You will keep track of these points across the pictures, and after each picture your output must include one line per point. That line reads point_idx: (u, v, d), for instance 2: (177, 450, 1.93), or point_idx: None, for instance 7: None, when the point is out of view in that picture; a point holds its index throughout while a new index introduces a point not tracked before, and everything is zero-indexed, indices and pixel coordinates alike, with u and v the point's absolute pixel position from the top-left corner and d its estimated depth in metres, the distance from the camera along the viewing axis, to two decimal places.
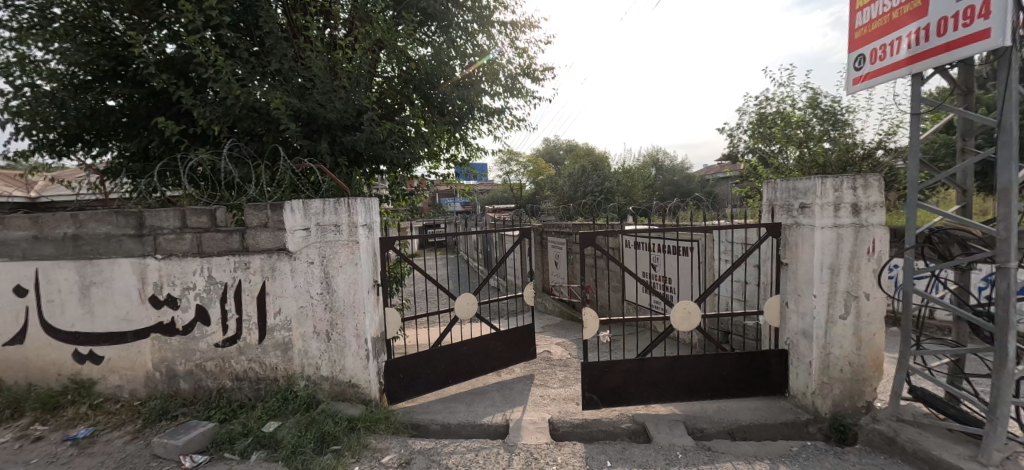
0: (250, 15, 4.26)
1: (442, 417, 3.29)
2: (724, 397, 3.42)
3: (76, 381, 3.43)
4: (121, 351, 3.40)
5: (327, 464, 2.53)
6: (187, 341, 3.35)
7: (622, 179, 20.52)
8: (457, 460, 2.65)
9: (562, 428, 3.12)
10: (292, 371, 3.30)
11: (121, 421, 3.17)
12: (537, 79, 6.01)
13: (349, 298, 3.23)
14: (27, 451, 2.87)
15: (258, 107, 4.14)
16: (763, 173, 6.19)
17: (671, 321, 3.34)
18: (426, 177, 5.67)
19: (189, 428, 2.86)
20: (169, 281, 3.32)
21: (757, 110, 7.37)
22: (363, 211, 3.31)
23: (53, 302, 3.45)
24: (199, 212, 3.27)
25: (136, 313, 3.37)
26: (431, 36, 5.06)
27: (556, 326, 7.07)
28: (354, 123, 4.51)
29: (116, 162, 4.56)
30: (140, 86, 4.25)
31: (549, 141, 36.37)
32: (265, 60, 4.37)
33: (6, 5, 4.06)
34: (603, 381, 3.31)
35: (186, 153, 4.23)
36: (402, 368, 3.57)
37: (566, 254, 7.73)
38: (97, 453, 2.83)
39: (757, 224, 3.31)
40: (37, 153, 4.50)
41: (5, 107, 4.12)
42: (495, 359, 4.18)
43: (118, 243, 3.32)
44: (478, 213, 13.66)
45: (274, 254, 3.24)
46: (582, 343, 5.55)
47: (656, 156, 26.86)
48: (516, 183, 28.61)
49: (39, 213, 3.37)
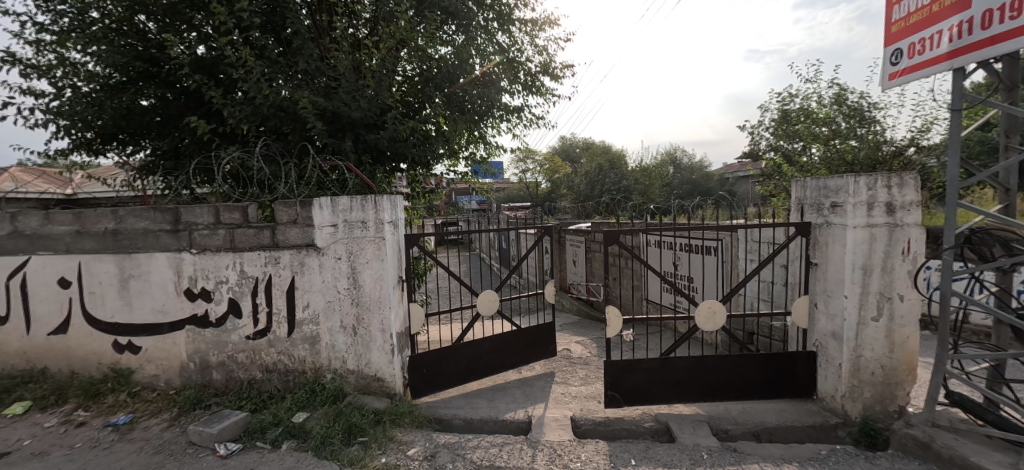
0: (278, 17, 4.37)
1: (465, 412, 3.33)
2: (750, 398, 3.37)
3: (115, 370, 3.58)
4: (157, 342, 3.54)
5: (355, 455, 2.59)
6: (219, 333, 3.46)
7: (639, 177, 20.36)
8: (482, 455, 2.68)
9: (584, 426, 3.13)
10: (319, 364, 3.38)
11: (157, 409, 3.30)
12: (557, 77, 6.02)
13: (374, 294, 3.29)
14: (72, 435, 3.02)
15: (285, 107, 4.24)
16: (788, 171, 6.03)
17: (695, 321, 3.30)
18: (445, 175, 5.73)
19: (223, 417, 2.95)
20: (203, 275, 3.44)
21: (781, 107, 7.23)
22: (389, 208, 3.37)
23: (94, 294, 3.60)
24: (231, 208, 3.37)
25: (172, 305, 3.50)
26: (452, 35, 5.11)
27: (575, 324, 7.07)
28: (377, 122, 4.59)
29: (149, 160, 4.74)
30: (172, 87, 4.40)
31: (566, 139, 36.19)
32: (292, 61, 4.48)
33: (48, 10, 4.25)
34: (625, 379, 3.29)
35: (216, 151, 4.37)
36: (425, 363, 3.61)
37: (585, 253, 7.71)
38: (136, 439, 2.95)
39: (785, 223, 3.25)
40: (76, 152, 4.72)
41: (47, 108, 4.33)
42: (515, 356, 4.20)
43: (155, 238, 3.45)
44: (494, 210, 13.70)
45: (303, 250, 3.32)
46: (602, 342, 5.54)
47: (674, 154, 26.40)
48: (532, 181, 28.55)
49: (82, 209, 3.53)
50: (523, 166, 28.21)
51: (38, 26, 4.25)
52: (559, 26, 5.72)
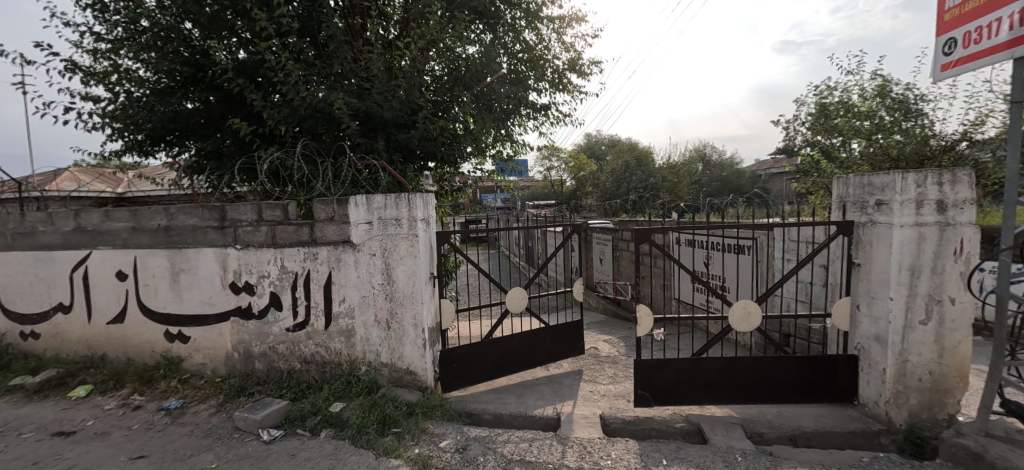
0: (314, 20, 4.51)
1: (494, 407, 3.37)
2: (786, 402, 3.27)
3: (167, 358, 3.81)
4: (205, 332, 3.74)
5: (390, 445, 2.68)
6: (261, 325, 3.63)
7: (667, 174, 19.99)
8: (512, 449, 2.72)
9: (614, 424, 3.12)
10: (354, 357, 3.50)
11: (205, 395, 3.50)
12: (584, 74, 6.00)
13: (407, 289, 3.37)
14: (130, 417, 3.24)
15: (321, 109, 4.38)
16: (827, 167, 5.80)
17: (729, 321, 3.22)
18: (472, 173, 5.79)
19: (266, 405, 3.10)
20: (247, 269, 3.61)
21: (819, 101, 6.96)
22: (422, 206, 3.44)
23: (148, 286, 3.84)
24: (272, 206, 3.52)
25: (218, 297, 3.69)
26: (479, 34, 5.18)
27: (602, 323, 7.02)
28: (408, 121, 4.69)
29: (194, 160, 4.99)
30: (216, 90, 4.62)
31: (591, 136, 35.80)
32: (327, 63, 4.61)
33: (104, 20, 4.55)
34: (655, 379, 3.26)
35: (256, 151, 4.56)
36: (455, 358, 3.68)
37: (612, 251, 7.63)
38: (187, 422, 3.14)
39: (826, 222, 3.14)
40: (129, 153, 5.03)
41: (103, 112, 4.63)
42: (544, 354, 4.22)
43: (203, 234, 3.65)
44: (519, 209, 13.72)
45: (339, 246, 3.44)
46: (630, 341, 5.49)
47: (704, 150, 25.63)
48: (557, 179, 28.37)
49: (137, 207, 3.77)
50: (548, 164, 28.05)
51: (95, 36, 4.55)
52: (587, 22, 5.69)
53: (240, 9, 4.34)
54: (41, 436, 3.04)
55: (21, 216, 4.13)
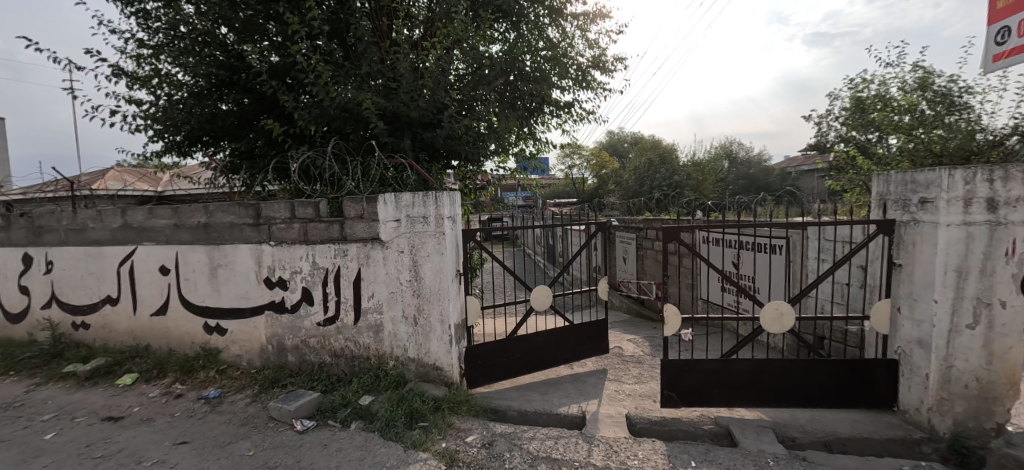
0: (343, 22, 4.61)
1: (519, 404, 3.39)
2: (821, 406, 3.17)
3: (206, 349, 3.98)
4: (241, 325, 3.89)
5: (417, 439, 2.73)
6: (294, 319, 3.75)
7: (692, 172, 19.60)
8: (538, 446, 2.73)
9: (640, 424, 3.09)
10: (382, 351, 3.57)
11: (242, 385, 3.64)
12: (608, 71, 5.95)
13: (434, 286, 3.42)
14: (172, 405, 3.41)
15: (349, 109, 4.47)
16: (864, 163, 5.57)
17: (760, 321, 3.13)
18: (495, 171, 5.83)
19: (298, 396, 3.21)
20: (280, 265, 3.74)
21: (855, 94, 6.69)
22: (449, 204, 3.47)
23: (188, 280, 4.02)
24: (305, 204, 3.62)
25: (253, 292, 3.83)
26: (504, 32, 5.23)
27: (625, 322, 6.94)
28: (434, 120, 4.74)
29: (229, 160, 5.20)
30: (249, 93, 4.79)
31: (614, 133, 35.38)
32: (356, 64, 4.70)
33: (146, 27, 4.78)
34: (683, 380, 3.21)
35: (288, 151, 4.70)
36: (480, 355, 3.71)
37: (636, 250, 7.53)
38: (225, 411, 3.28)
39: (866, 221, 3.02)
40: (168, 153, 5.27)
41: (145, 114, 4.87)
42: (568, 352, 4.22)
43: (240, 231, 3.80)
44: (540, 207, 13.71)
45: (368, 243, 3.52)
46: (655, 341, 5.40)
47: (731, 147, 24.98)
48: (579, 177, 28.15)
49: (178, 205, 3.95)
50: (570, 162, 27.85)
51: (138, 42, 4.79)
52: (611, 18, 5.64)
53: (272, 13, 4.48)
54: (93, 420, 3.23)
55: (73, 213, 4.39)
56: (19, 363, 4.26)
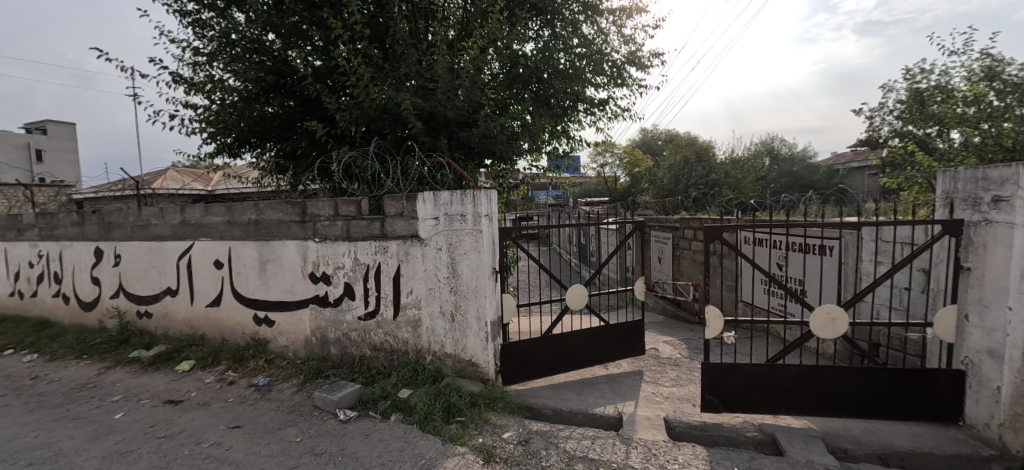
0: (383, 25, 4.73)
1: (554, 403, 3.37)
2: (876, 417, 3.00)
3: (256, 340, 4.20)
4: (287, 317, 4.07)
5: (454, 433, 2.78)
6: (336, 313, 3.89)
7: (730, 170, 18.94)
8: (575, 446, 2.72)
9: (678, 428, 3.02)
10: (420, 346, 3.65)
11: (288, 375, 3.82)
12: (644, 67, 5.83)
13: (471, 283, 3.46)
14: (226, 391, 3.62)
15: (388, 110, 4.58)
16: (924, 159, 5.21)
17: (810, 326, 2.98)
18: (528, 170, 5.83)
19: (341, 387, 3.33)
20: (324, 261, 3.89)
21: (913, 86, 6.26)
22: (486, 202, 3.48)
23: (240, 274, 4.24)
24: (348, 202, 3.75)
25: (299, 286, 4.00)
26: (538, 30, 5.22)
27: (661, 324, 6.78)
28: (470, 120, 4.79)
29: (275, 160, 5.45)
30: (294, 95, 4.99)
31: (648, 131, 34.61)
32: (394, 65, 4.80)
33: (201, 36, 5.08)
34: (725, 384, 3.10)
35: (331, 151, 4.88)
36: (516, 353, 3.73)
37: (672, 250, 7.35)
38: (274, 399, 3.45)
39: (930, 221, 2.82)
40: (220, 154, 5.59)
41: (200, 117, 5.18)
42: (603, 352, 4.17)
43: (287, 228, 3.98)
44: (571, 206, 13.61)
45: (407, 240, 3.60)
46: (692, 344, 5.26)
47: (772, 143, 23.90)
48: (611, 175, 27.69)
49: (231, 203, 4.19)
50: (602, 160, 27.40)
51: (194, 50, 5.09)
52: (648, 13, 5.54)
53: (317, 19, 4.67)
54: (156, 402, 3.47)
55: (139, 210, 4.73)
56: (92, 348, 4.64)
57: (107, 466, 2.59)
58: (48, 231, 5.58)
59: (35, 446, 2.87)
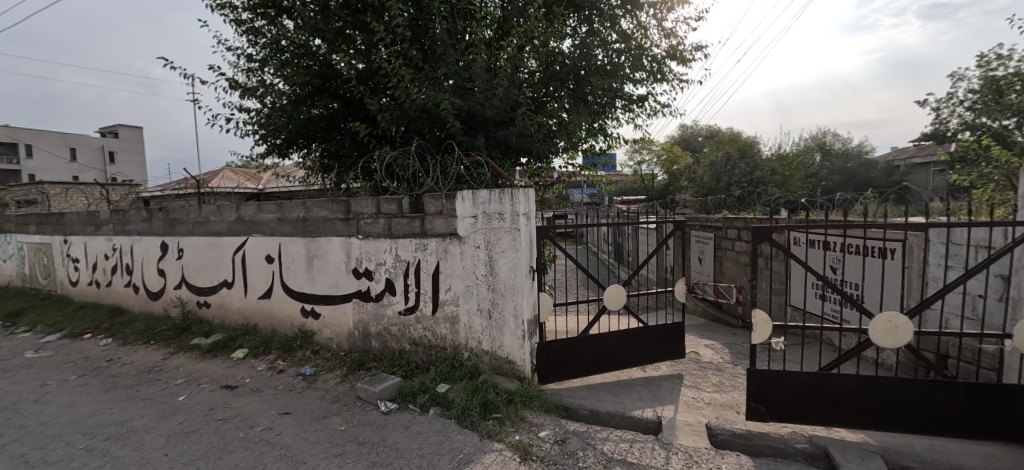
0: (423, 27, 4.82)
1: (591, 403, 3.32)
2: (944, 435, 2.77)
3: (302, 331, 4.40)
4: (332, 310, 4.24)
5: (492, 429, 2.81)
6: (378, 307, 4.01)
7: (778, 167, 18.01)
8: (613, 448, 2.68)
9: (722, 436, 2.91)
10: (458, 342, 3.70)
11: (333, 366, 3.98)
12: (686, 61, 5.65)
13: (509, 281, 3.47)
14: (276, 379, 3.82)
15: (427, 110, 4.66)
16: (1001, 153, 4.77)
17: (869, 334, 2.80)
18: (563, 168, 5.79)
19: (382, 380, 3.44)
20: (366, 257, 4.02)
21: (989, 74, 5.73)
22: (525, 201, 3.49)
23: (289, 269, 4.46)
24: (389, 200, 3.86)
25: (343, 281, 4.16)
26: (576, 27, 5.18)
27: (701, 327, 6.56)
28: (507, 118, 4.82)
29: (320, 159, 5.68)
30: (338, 98, 5.18)
31: (689, 127, 33.52)
32: (434, 66, 4.89)
33: (254, 43, 5.37)
34: (773, 393, 2.97)
35: (372, 150, 5.04)
36: (552, 352, 3.71)
37: (713, 251, 7.10)
38: (319, 388, 3.60)
39: (1011, 223, 2.57)
40: (270, 154, 5.88)
41: (253, 119, 5.47)
42: (641, 354, 4.09)
43: (333, 225, 4.14)
44: (607, 205, 13.39)
45: (446, 238, 3.66)
46: (736, 349, 5.06)
47: (824, 139, 22.55)
48: (648, 173, 27.02)
49: (281, 201, 4.41)
50: (639, 157, 26.82)
51: (248, 57, 5.39)
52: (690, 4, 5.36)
53: (360, 23, 4.82)
54: (214, 387, 3.71)
55: (199, 208, 5.07)
56: (158, 335, 5.02)
57: (172, 444, 2.79)
58: (121, 226, 6.07)
59: (111, 422, 3.14)
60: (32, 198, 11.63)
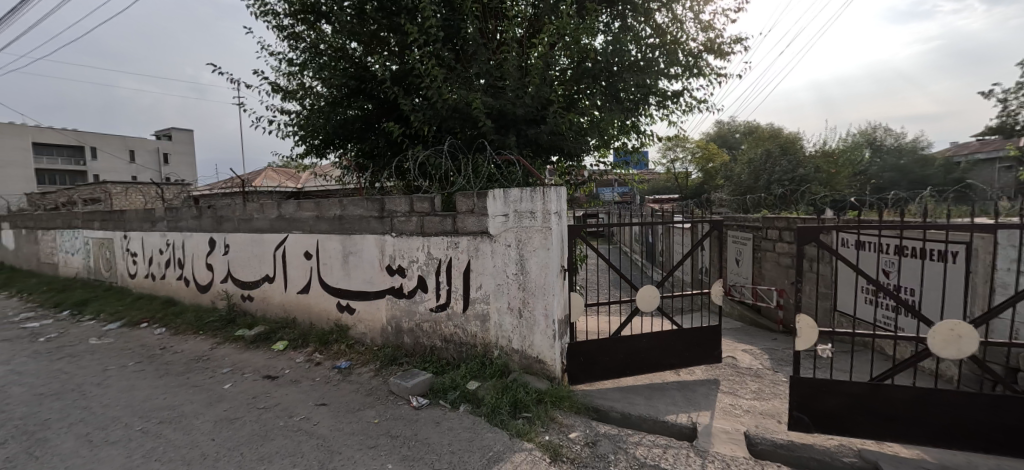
0: (455, 27, 4.86)
1: (622, 406, 3.26)
2: (1014, 456, 2.55)
3: (338, 325, 4.53)
4: (366, 306, 4.35)
5: (522, 428, 2.81)
6: (410, 304, 4.08)
7: (823, 164, 17.12)
8: (645, 453, 2.63)
9: (761, 445, 2.79)
10: (488, 340, 3.72)
11: (367, 360, 4.09)
12: (723, 55, 5.45)
13: (539, 281, 3.43)
14: (314, 371, 3.95)
15: (459, 109, 4.69)
16: None
17: (928, 343, 2.61)
18: (594, 166, 5.71)
19: (414, 375, 3.50)
20: (400, 255, 4.10)
21: None
22: (556, 199, 3.45)
23: (326, 265, 4.60)
24: (422, 199, 3.92)
25: (377, 277, 4.25)
26: (609, 24, 5.09)
27: (739, 331, 6.33)
28: (538, 117, 4.81)
29: (355, 159, 5.83)
30: (373, 99, 5.31)
31: (726, 124, 32.39)
32: (466, 66, 4.93)
33: (295, 48, 5.56)
34: (818, 402, 2.83)
35: (406, 150, 5.12)
36: (583, 353, 3.67)
37: (752, 252, 6.83)
38: (354, 381, 3.70)
39: None
40: (308, 154, 6.08)
41: (293, 121, 5.67)
42: (674, 357, 3.98)
43: (368, 223, 4.25)
44: (639, 204, 13.11)
45: (478, 236, 3.68)
46: (776, 355, 4.84)
47: (874, 134, 21.25)
48: (682, 171, 26.31)
49: (319, 199, 4.55)
50: (673, 155, 26.16)
51: (288, 61, 5.59)
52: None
53: (394, 26, 4.93)
54: (257, 377, 3.89)
55: (244, 206, 5.31)
56: (206, 325, 5.30)
57: (218, 430, 2.94)
58: (174, 222, 6.44)
59: (164, 406, 3.33)
60: (96, 196, 12.55)
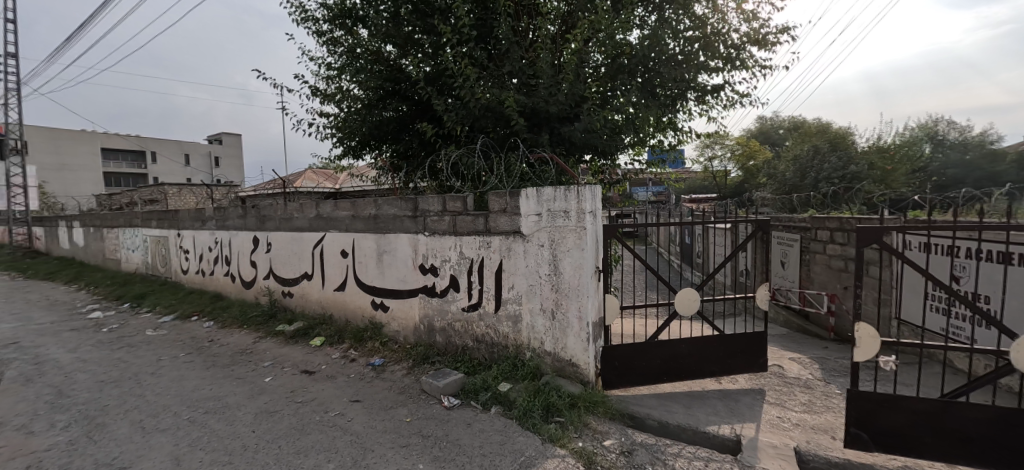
0: (488, 26, 4.83)
1: (659, 414, 3.12)
2: None
3: (373, 323, 4.60)
4: (400, 304, 4.38)
5: (555, 433, 2.74)
6: (442, 303, 4.08)
7: (877, 161, 16.02)
8: (685, 465, 2.50)
9: (813, 462, 2.60)
10: (520, 341, 3.66)
11: (400, 358, 4.12)
12: (767, 46, 5.16)
13: (573, 282, 3.34)
14: (349, 368, 4.02)
15: (493, 109, 4.65)
16: None
17: (1010, 357, 2.34)
18: (629, 165, 5.54)
19: (446, 375, 3.49)
20: (432, 254, 4.11)
21: None
22: (591, 198, 3.35)
23: (362, 264, 4.68)
24: (455, 198, 3.90)
25: (411, 276, 4.28)
26: (645, 17, 4.93)
27: (784, 337, 5.99)
28: (571, 114, 4.72)
29: (390, 159, 5.91)
30: (408, 100, 5.36)
31: (769, 119, 30.98)
32: (498, 65, 4.90)
33: (333, 52, 5.69)
34: (880, 418, 2.60)
35: (439, 150, 5.14)
36: (618, 357, 3.55)
37: (799, 254, 6.45)
38: (387, 379, 3.74)
39: None
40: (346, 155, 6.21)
41: (331, 123, 5.81)
42: (716, 363, 3.79)
43: (402, 222, 4.29)
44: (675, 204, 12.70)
45: (510, 236, 3.63)
46: (827, 364, 4.53)
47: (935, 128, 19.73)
48: (721, 169, 25.38)
49: (355, 199, 4.64)
50: (711, 152, 25.28)
51: (327, 65, 5.72)
52: None
53: (429, 27, 4.97)
54: (295, 371, 3.99)
55: (285, 206, 5.50)
56: (250, 320, 5.51)
57: (259, 422, 3.03)
58: (221, 222, 6.75)
59: (210, 397, 3.47)
60: (154, 197, 13.40)
